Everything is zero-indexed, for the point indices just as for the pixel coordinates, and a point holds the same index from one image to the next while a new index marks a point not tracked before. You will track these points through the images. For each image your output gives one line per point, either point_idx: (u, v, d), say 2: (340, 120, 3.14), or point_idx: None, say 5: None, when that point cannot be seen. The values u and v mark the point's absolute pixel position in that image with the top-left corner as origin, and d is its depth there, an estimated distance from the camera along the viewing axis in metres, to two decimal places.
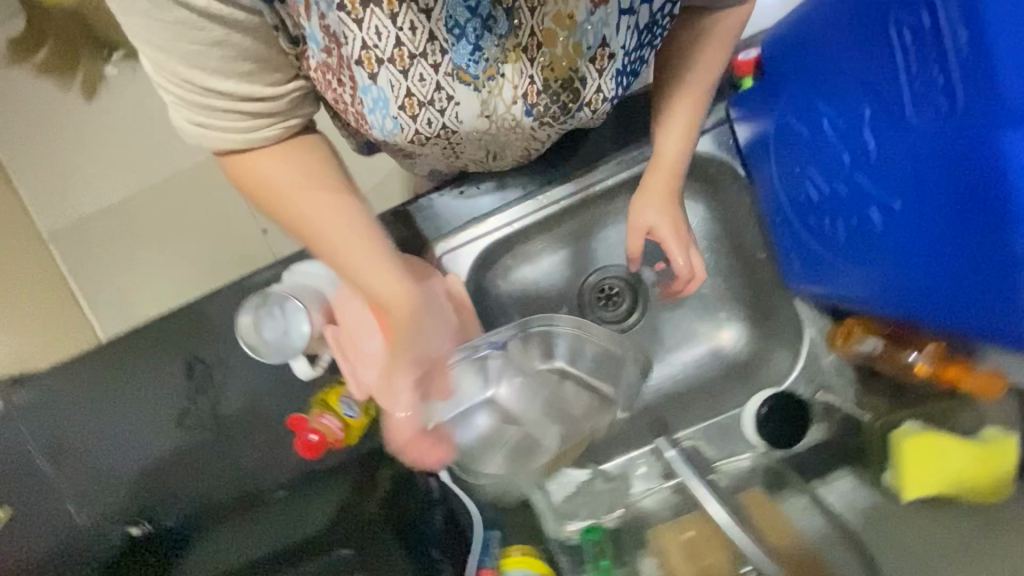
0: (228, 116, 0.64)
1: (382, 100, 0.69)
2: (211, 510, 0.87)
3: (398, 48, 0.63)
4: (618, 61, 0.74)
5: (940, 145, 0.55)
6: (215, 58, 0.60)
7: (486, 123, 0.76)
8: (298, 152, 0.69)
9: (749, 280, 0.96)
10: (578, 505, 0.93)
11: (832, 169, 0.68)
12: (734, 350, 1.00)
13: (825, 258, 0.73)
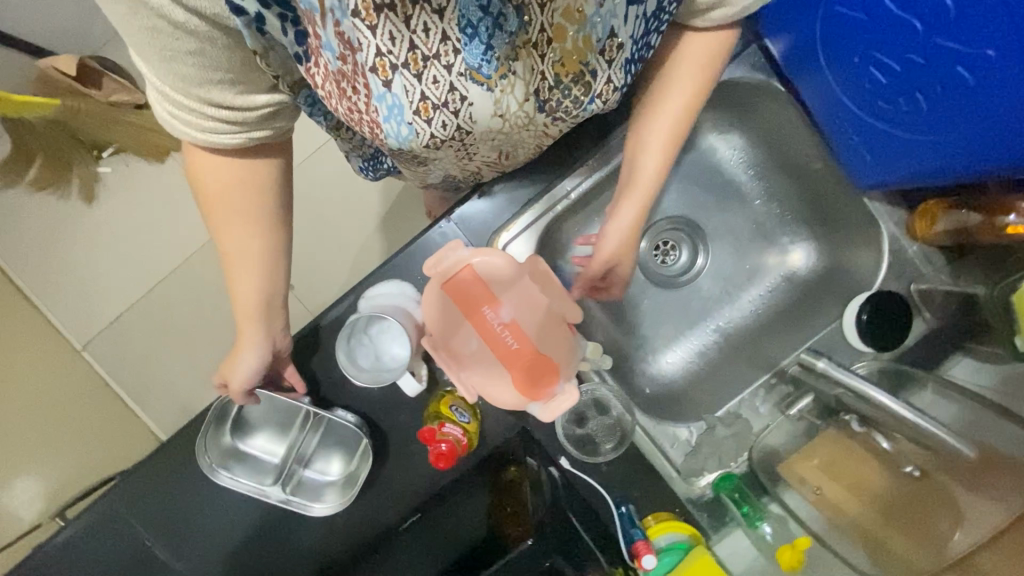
0: (197, 119, 0.62)
1: (396, 109, 0.61)
2: (344, 558, 0.86)
3: (412, 52, 0.57)
4: (627, 50, 0.70)
5: None
6: (198, 72, 0.58)
7: (500, 121, 0.69)
8: (249, 169, 0.70)
9: (808, 198, 0.95)
10: (704, 458, 0.90)
11: (903, 42, 0.60)
12: (808, 271, 0.99)
13: (900, 136, 0.68)
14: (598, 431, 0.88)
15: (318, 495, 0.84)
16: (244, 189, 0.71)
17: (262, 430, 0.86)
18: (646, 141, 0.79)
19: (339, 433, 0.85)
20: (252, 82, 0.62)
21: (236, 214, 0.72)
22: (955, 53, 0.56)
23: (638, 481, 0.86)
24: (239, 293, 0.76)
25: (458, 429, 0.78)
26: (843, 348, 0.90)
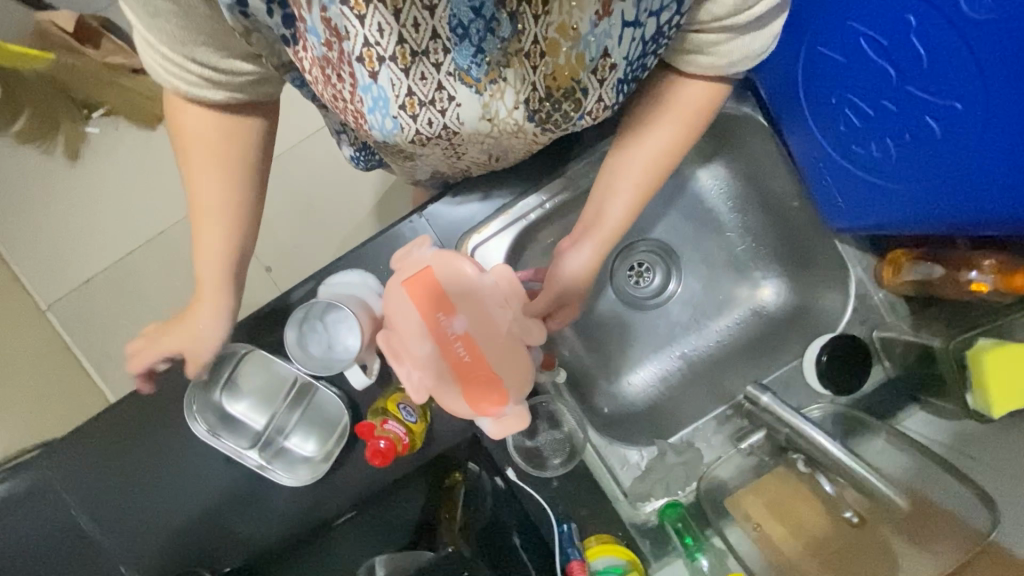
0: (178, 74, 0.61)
1: (381, 102, 0.62)
2: (277, 547, 0.84)
3: (401, 47, 0.57)
4: (621, 71, 0.67)
5: (1008, 39, 0.47)
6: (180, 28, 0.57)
7: (488, 126, 0.69)
8: (227, 128, 0.68)
9: (782, 234, 0.95)
10: (652, 484, 0.89)
11: (875, 88, 0.61)
12: (776, 307, 0.99)
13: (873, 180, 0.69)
14: (548, 446, 0.87)
15: (293, 467, 0.82)
16: (217, 139, 0.69)
17: (247, 396, 0.83)
18: (616, 184, 0.78)
19: (319, 407, 0.83)
20: (236, 47, 0.61)
21: (208, 166, 0.70)
22: (924, 104, 0.56)
23: (580, 498, 0.86)
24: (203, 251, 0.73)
25: (399, 429, 0.78)
26: (799, 385, 0.90)
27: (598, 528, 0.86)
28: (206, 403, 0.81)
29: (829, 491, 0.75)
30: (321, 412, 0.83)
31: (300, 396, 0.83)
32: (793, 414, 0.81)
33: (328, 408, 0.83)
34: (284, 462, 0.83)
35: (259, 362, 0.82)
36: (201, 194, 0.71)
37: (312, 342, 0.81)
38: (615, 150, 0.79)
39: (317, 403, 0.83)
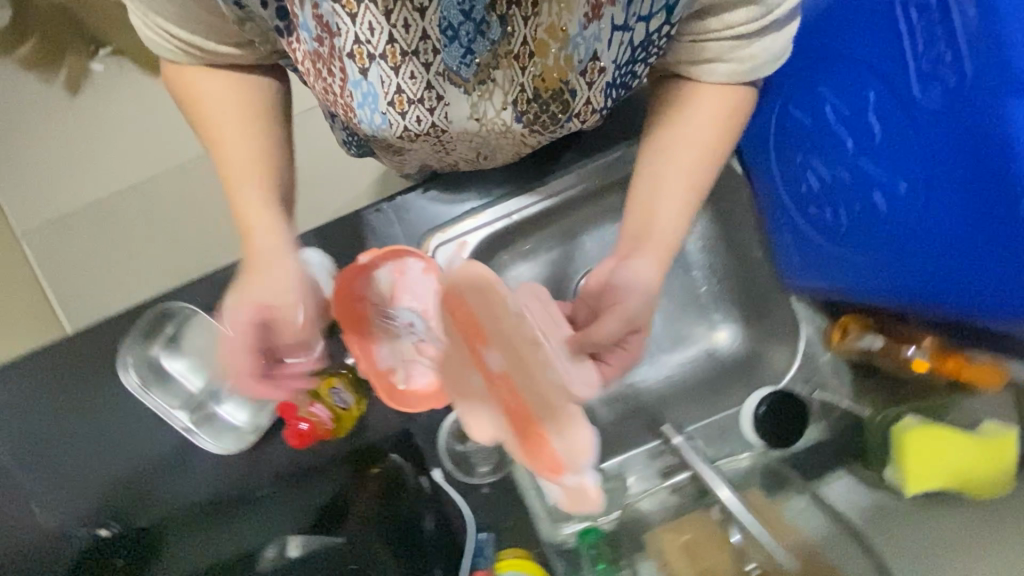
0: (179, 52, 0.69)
1: (370, 98, 0.65)
2: (191, 512, 0.82)
3: (392, 45, 0.59)
4: (609, 76, 0.68)
5: (944, 118, 0.53)
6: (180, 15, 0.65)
7: (476, 127, 0.71)
8: (241, 91, 0.72)
9: (744, 283, 0.95)
10: (575, 506, 0.90)
11: (833, 157, 0.65)
12: (732, 351, 0.97)
13: (824, 249, 0.70)
14: (479, 455, 0.87)
15: (219, 435, 0.83)
16: (235, 104, 0.71)
17: (188, 357, 0.84)
18: (660, 190, 0.69)
19: None
20: (227, 33, 0.67)
21: (232, 132, 0.70)
22: (876, 179, 0.61)
23: (504, 509, 0.87)
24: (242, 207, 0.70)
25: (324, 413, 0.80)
26: (732, 435, 0.92)
27: (516, 543, 0.87)
28: (145, 357, 0.82)
29: (735, 541, 0.76)
30: None
31: None
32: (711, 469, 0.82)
33: None
34: (212, 428, 0.83)
35: (203, 325, 0.83)
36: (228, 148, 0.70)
37: None
38: (649, 154, 0.71)
39: None
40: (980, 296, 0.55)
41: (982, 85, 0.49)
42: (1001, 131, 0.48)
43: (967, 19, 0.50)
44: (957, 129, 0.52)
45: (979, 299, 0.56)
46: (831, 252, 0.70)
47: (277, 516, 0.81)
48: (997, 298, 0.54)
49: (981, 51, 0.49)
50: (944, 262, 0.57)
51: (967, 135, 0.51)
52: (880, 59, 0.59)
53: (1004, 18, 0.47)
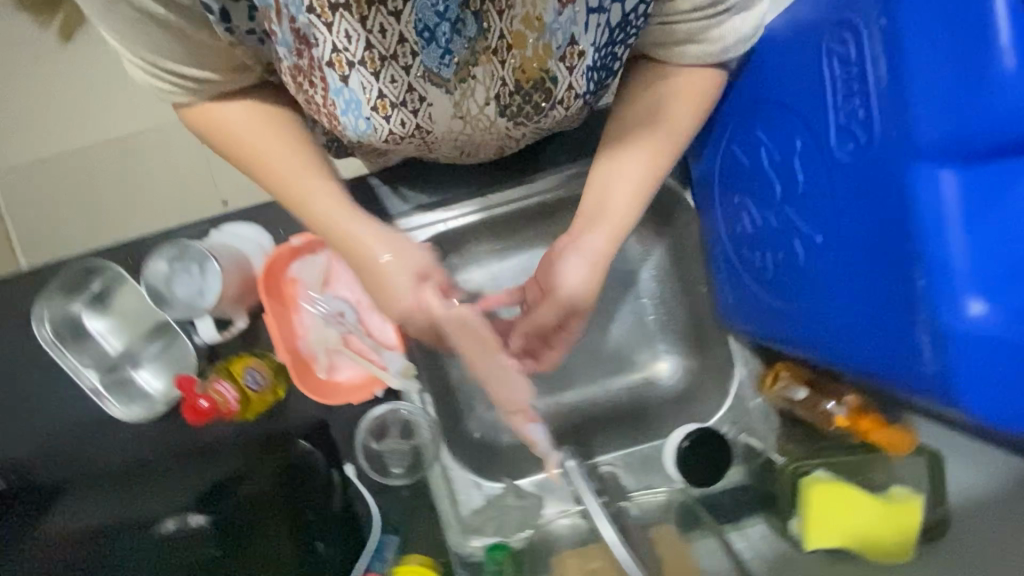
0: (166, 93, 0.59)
1: (353, 105, 0.59)
2: (92, 474, 0.80)
3: (369, 52, 0.53)
4: (591, 59, 0.60)
5: (852, 178, 0.45)
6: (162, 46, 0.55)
7: (461, 124, 0.66)
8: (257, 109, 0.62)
9: (692, 313, 0.92)
10: (486, 520, 0.87)
11: (767, 199, 0.59)
12: (671, 382, 0.94)
13: (772, 303, 0.64)
14: (393, 456, 0.84)
15: (129, 402, 0.80)
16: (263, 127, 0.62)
17: (111, 318, 0.81)
18: (617, 171, 0.63)
19: (172, 349, 0.81)
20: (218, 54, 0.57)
21: (280, 159, 0.60)
22: (796, 226, 0.54)
23: (411, 513, 0.86)
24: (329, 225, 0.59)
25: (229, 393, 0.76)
26: (654, 468, 0.90)
27: (424, 551, 0.86)
28: (65, 313, 0.80)
29: None
30: (174, 356, 0.81)
31: (161, 334, 0.82)
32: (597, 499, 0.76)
33: (181, 354, 0.81)
34: (123, 394, 0.80)
35: (131, 289, 0.81)
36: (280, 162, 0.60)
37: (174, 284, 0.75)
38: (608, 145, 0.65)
39: (173, 344, 0.81)
40: (906, 385, 0.45)
41: (891, 148, 0.41)
42: (897, 196, 0.41)
43: (879, 71, 0.40)
44: (861, 189, 0.44)
45: (912, 388, 0.44)
46: (777, 305, 0.63)
47: (155, 500, 0.79)
48: (931, 390, 0.42)
49: (892, 83, 0.39)
50: (861, 336, 0.49)
51: (869, 192, 0.44)
52: (802, 95, 0.50)
53: (907, 40, 0.37)
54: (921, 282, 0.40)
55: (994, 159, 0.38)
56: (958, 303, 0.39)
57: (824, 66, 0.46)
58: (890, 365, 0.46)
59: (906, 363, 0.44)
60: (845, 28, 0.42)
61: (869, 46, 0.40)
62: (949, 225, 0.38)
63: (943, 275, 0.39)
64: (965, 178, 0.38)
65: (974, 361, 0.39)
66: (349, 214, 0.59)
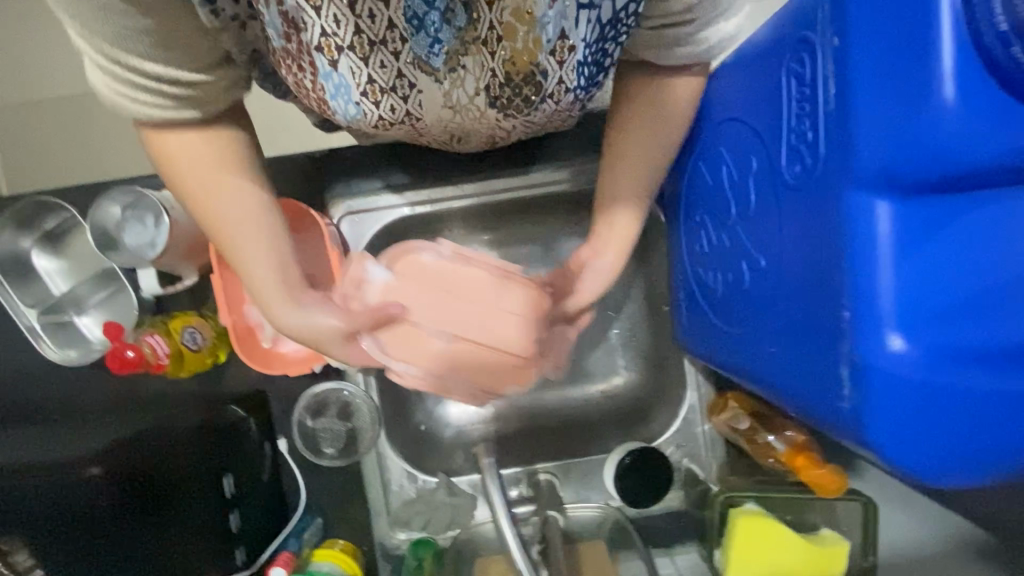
0: (139, 100, 0.47)
1: (342, 91, 0.52)
2: (15, 412, 0.78)
3: (358, 37, 0.47)
4: (582, 54, 0.53)
5: (795, 204, 0.44)
6: (142, 42, 0.43)
7: (451, 114, 0.59)
8: (207, 155, 0.51)
9: (655, 330, 0.88)
10: (414, 514, 0.84)
11: (724, 219, 0.58)
12: (628, 396, 0.90)
13: (717, 323, 0.62)
14: (325, 436, 0.82)
15: (66, 346, 0.78)
16: (215, 180, 0.51)
17: (61, 258, 0.80)
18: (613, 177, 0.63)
19: (117, 298, 0.79)
20: (203, 51, 0.46)
21: (235, 223, 0.52)
22: (746, 247, 0.53)
23: (341, 495, 0.84)
24: (258, 288, 0.55)
25: (161, 347, 0.73)
26: (593, 480, 0.86)
27: (346, 536, 0.84)
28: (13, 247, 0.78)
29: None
30: (118, 306, 0.79)
31: (109, 281, 0.79)
32: (506, 505, 0.64)
33: (125, 303, 0.78)
34: (61, 337, 0.78)
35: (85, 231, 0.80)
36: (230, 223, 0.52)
37: (125, 231, 0.73)
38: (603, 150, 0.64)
39: (119, 293, 0.79)
40: (824, 418, 0.44)
41: (829, 177, 0.39)
42: (834, 220, 0.39)
43: (827, 97, 0.39)
44: (802, 214, 0.43)
45: (828, 419, 0.43)
46: (721, 326, 0.62)
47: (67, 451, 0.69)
48: (845, 428, 0.41)
49: (837, 113, 0.38)
50: (786, 365, 0.48)
51: (811, 214, 0.42)
52: (762, 115, 0.48)
53: (851, 68, 0.36)
54: (846, 312, 0.39)
55: (931, 196, 0.36)
56: (878, 336, 0.37)
57: (781, 89, 0.44)
58: (809, 393, 0.45)
59: (823, 394, 0.43)
60: (803, 48, 0.41)
61: (823, 65, 0.39)
62: (873, 259, 0.37)
63: (866, 309, 0.38)
64: (899, 211, 0.36)
65: (885, 404, 0.37)
66: (287, 291, 0.55)
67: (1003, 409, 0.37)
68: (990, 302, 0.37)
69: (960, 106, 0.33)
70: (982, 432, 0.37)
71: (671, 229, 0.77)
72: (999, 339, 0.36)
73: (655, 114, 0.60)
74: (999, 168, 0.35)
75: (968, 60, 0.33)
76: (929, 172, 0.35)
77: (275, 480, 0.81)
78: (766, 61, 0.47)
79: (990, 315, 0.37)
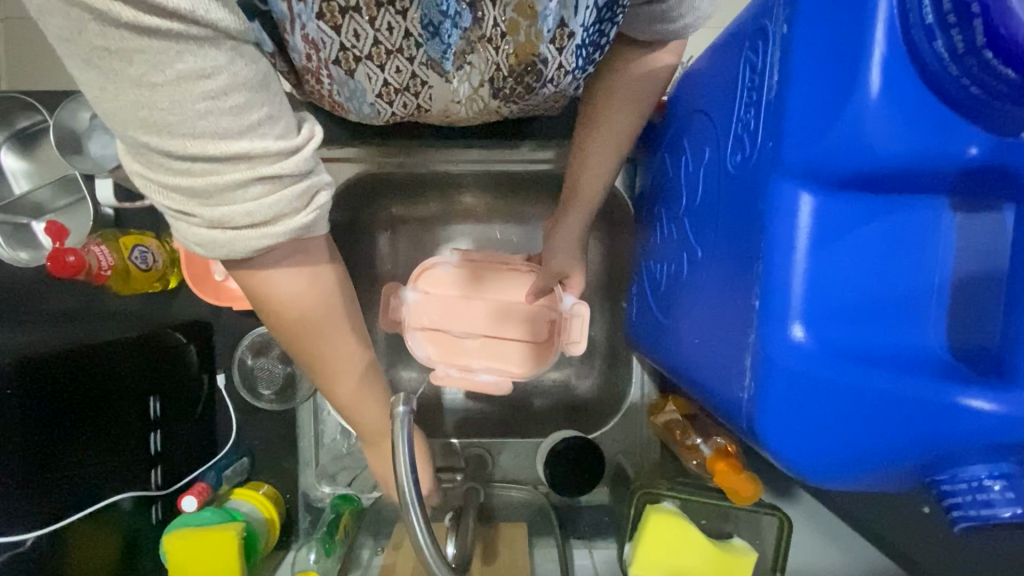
0: (241, 206, 0.36)
1: (359, 92, 0.55)
2: None
3: (375, 48, 0.49)
4: (581, 40, 0.50)
5: (732, 197, 0.44)
6: (222, 110, 0.33)
7: (458, 104, 0.60)
8: (308, 282, 0.45)
9: (610, 323, 0.86)
10: (341, 469, 0.84)
11: (676, 211, 0.58)
12: (575, 387, 0.89)
13: (657, 317, 0.62)
14: (265, 377, 0.83)
15: (16, 245, 0.75)
16: (313, 306, 0.46)
17: (28, 161, 0.79)
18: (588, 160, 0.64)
19: (77, 209, 0.79)
20: (277, 101, 0.36)
21: (340, 356, 0.50)
22: (688, 240, 0.53)
23: (272, 441, 0.84)
24: (359, 416, 0.55)
25: (106, 257, 0.71)
26: (524, 462, 0.86)
27: (272, 482, 0.84)
28: None
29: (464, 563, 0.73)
30: (78, 216, 0.78)
31: (71, 189, 0.78)
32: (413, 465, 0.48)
33: (86, 213, 0.78)
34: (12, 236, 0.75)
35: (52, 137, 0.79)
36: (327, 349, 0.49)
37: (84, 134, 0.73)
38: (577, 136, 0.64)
39: (81, 205, 0.78)
40: (728, 413, 0.44)
41: (762, 168, 0.39)
42: (759, 209, 0.39)
43: (771, 89, 0.38)
44: (736, 207, 0.43)
45: (730, 412, 0.43)
46: (660, 320, 0.62)
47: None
48: (741, 421, 0.41)
49: (777, 105, 0.37)
50: (704, 359, 0.48)
51: (743, 206, 0.42)
52: (719, 107, 0.48)
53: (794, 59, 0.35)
54: (756, 304, 0.38)
55: (853, 195, 0.36)
56: (782, 329, 0.37)
57: (738, 82, 0.44)
58: (719, 387, 0.45)
59: (730, 388, 0.43)
60: (758, 37, 0.41)
61: (771, 54, 0.39)
62: (791, 254, 0.37)
63: (775, 302, 0.37)
64: (817, 204, 0.36)
65: (781, 397, 0.37)
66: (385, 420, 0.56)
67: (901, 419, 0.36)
68: (895, 308, 0.37)
69: (885, 101, 0.33)
70: (872, 440, 0.36)
71: (635, 218, 0.77)
72: (897, 347, 0.37)
73: (624, 106, 0.60)
74: (919, 171, 0.35)
75: (898, 67, 0.33)
76: (851, 168, 0.35)
77: (205, 415, 0.81)
78: (730, 53, 0.47)
79: (889, 322, 0.37)
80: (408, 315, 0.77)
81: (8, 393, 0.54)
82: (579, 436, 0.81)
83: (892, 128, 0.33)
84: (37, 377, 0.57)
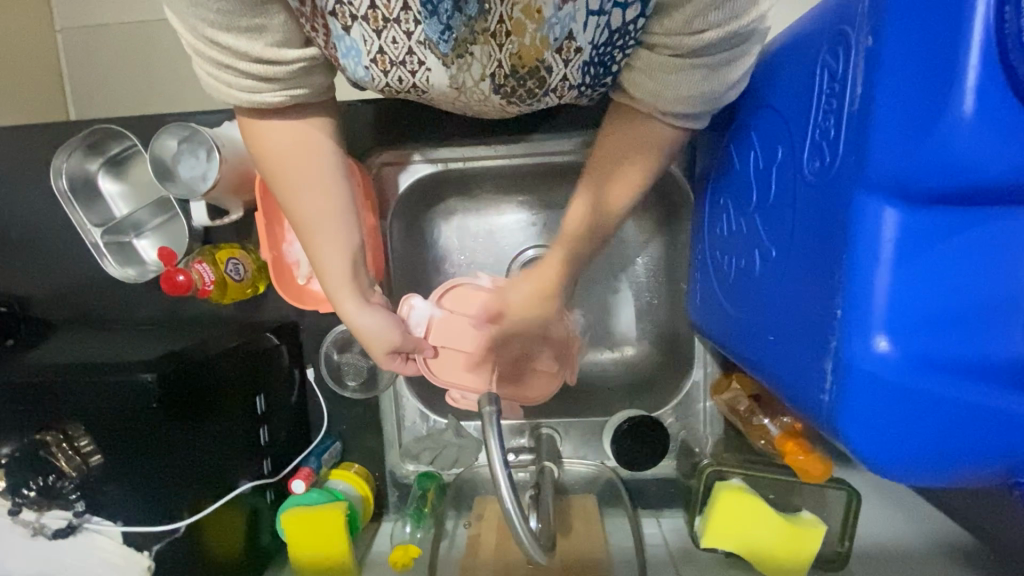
0: (222, 78, 0.50)
1: (352, 54, 0.50)
2: (91, 319, 0.89)
3: (372, 11, 0.46)
4: (589, 56, 0.51)
5: (812, 199, 0.45)
6: (211, 9, 0.44)
7: (456, 95, 0.57)
8: (296, 135, 0.56)
9: (670, 305, 0.88)
10: (422, 449, 0.91)
11: (742, 203, 0.59)
12: (637, 367, 0.91)
13: (729, 312, 0.63)
14: (350, 371, 0.89)
15: (125, 265, 0.86)
16: (306, 161, 0.57)
17: (121, 185, 0.87)
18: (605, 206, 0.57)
19: (171, 226, 0.86)
20: (276, 27, 0.47)
21: (321, 224, 0.59)
22: (761, 238, 0.54)
23: (357, 425, 0.91)
24: (323, 268, 0.62)
25: (209, 275, 0.79)
26: (591, 439, 0.88)
27: (362, 462, 0.92)
28: (81, 172, 0.85)
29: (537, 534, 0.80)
30: (171, 235, 0.86)
31: (161, 211, 0.85)
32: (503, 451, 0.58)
33: (178, 233, 0.85)
34: (120, 257, 0.86)
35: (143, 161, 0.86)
36: (303, 208, 0.58)
37: (178, 161, 0.79)
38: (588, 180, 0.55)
39: (174, 222, 0.85)
40: (804, 394, 0.46)
41: (844, 181, 0.40)
42: (843, 218, 0.40)
43: (854, 100, 0.39)
44: (816, 211, 0.44)
45: (803, 392, 0.46)
46: (731, 315, 0.63)
47: (116, 395, 0.62)
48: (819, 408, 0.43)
49: (860, 119, 0.38)
50: (779, 350, 0.50)
51: (822, 213, 0.43)
52: (795, 111, 0.48)
53: (883, 82, 0.36)
54: (839, 313, 0.40)
55: (943, 209, 0.37)
56: (867, 340, 0.38)
57: (816, 87, 0.45)
58: (797, 382, 0.47)
59: (811, 390, 0.44)
60: (839, 43, 0.41)
61: (853, 64, 0.39)
62: (876, 258, 0.38)
63: (858, 311, 0.38)
64: (906, 221, 0.37)
65: (864, 395, 0.39)
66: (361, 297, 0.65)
67: (964, 420, 0.38)
68: (985, 314, 0.37)
69: (976, 121, 0.34)
70: (936, 419, 0.38)
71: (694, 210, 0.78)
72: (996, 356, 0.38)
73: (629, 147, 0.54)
74: (1013, 185, 0.35)
75: (990, 83, 0.33)
76: (936, 183, 0.36)
77: (296, 404, 0.89)
78: (804, 48, 0.47)
79: (978, 327, 0.37)
80: (425, 330, 0.78)
81: (155, 407, 0.62)
82: (644, 415, 0.82)
83: (977, 141, 0.34)
84: (174, 384, 0.64)
